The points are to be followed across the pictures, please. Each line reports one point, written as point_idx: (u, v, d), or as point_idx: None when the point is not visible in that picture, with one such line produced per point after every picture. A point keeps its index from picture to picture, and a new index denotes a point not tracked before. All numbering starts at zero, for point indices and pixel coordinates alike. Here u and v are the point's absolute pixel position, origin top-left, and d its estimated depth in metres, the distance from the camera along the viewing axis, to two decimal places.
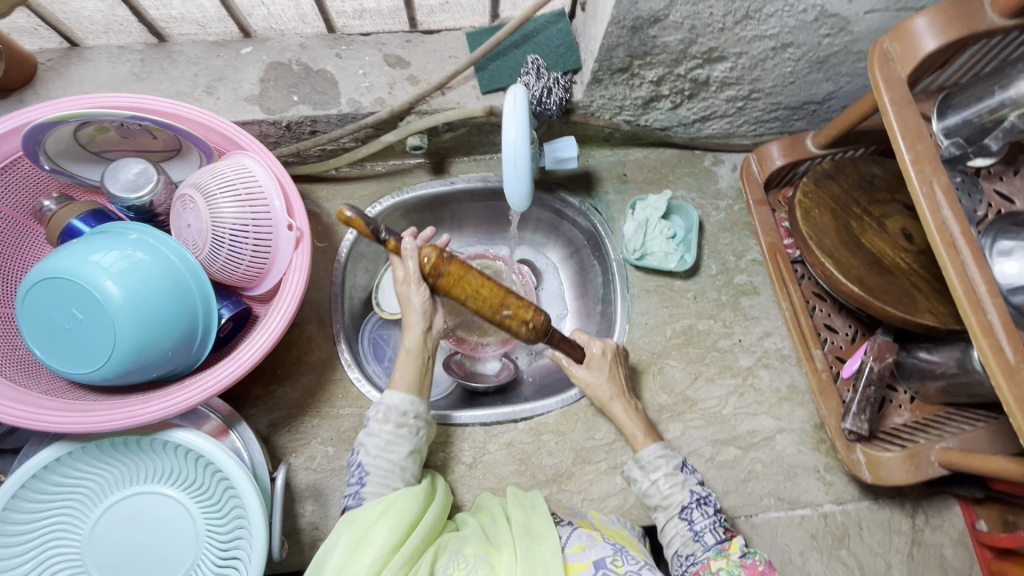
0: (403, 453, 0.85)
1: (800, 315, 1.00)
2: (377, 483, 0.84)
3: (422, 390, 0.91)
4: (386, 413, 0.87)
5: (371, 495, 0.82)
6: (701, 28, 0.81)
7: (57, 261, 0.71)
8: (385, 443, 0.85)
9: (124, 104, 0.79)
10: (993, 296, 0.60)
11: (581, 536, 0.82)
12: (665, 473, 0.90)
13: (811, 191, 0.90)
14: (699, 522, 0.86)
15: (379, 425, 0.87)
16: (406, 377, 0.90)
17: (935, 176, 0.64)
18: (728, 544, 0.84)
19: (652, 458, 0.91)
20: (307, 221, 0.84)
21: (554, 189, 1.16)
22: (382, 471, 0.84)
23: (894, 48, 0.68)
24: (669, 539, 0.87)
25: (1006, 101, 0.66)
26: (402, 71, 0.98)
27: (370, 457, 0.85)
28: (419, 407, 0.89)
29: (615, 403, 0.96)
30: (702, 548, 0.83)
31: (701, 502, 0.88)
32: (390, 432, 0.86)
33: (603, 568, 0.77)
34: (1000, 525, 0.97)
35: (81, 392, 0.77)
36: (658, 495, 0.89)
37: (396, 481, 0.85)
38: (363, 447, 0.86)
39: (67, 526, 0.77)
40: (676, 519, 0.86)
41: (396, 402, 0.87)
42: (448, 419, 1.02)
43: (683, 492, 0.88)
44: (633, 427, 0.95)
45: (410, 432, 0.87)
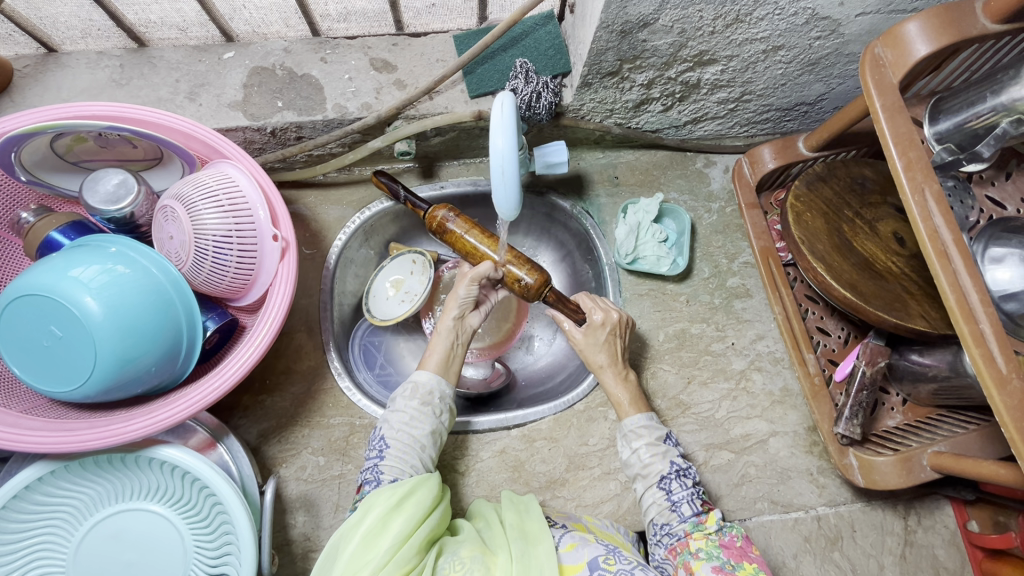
0: (423, 431, 0.86)
1: (793, 319, 0.99)
2: (392, 462, 0.83)
3: (448, 374, 0.93)
4: (412, 390, 0.89)
5: (389, 468, 0.82)
6: (691, 31, 0.80)
7: (34, 277, 0.69)
8: (409, 418, 0.87)
9: (100, 113, 0.77)
10: (985, 305, 0.60)
11: (574, 536, 0.83)
12: (648, 443, 0.90)
13: (803, 194, 0.90)
14: (677, 492, 0.86)
15: (405, 401, 0.88)
16: (437, 358, 0.93)
17: (927, 184, 0.63)
18: (705, 518, 0.84)
19: (633, 428, 0.91)
20: (293, 231, 0.82)
21: (545, 193, 1.15)
22: (402, 445, 0.84)
23: (885, 53, 0.67)
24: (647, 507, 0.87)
25: (998, 106, 0.66)
26: (388, 75, 0.96)
27: (393, 431, 0.86)
28: (444, 390, 0.91)
29: (608, 370, 0.96)
30: (679, 519, 0.84)
31: (681, 474, 0.88)
32: (416, 407, 0.87)
33: (596, 569, 0.76)
34: (992, 525, 0.98)
35: (63, 410, 0.76)
36: (638, 464, 0.89)
37: (413, 458, 0.84)
38: (387, 422, 0.87)
39: (52, 545, 0.76)
40: (655, 488, 0.87)
41: (423, 380, 0.90)
42: (467, 427, 1.02)
43: (664, 462, 0.88)
44: (620, 391, 0.95)
45: (434, 412, 0.89)
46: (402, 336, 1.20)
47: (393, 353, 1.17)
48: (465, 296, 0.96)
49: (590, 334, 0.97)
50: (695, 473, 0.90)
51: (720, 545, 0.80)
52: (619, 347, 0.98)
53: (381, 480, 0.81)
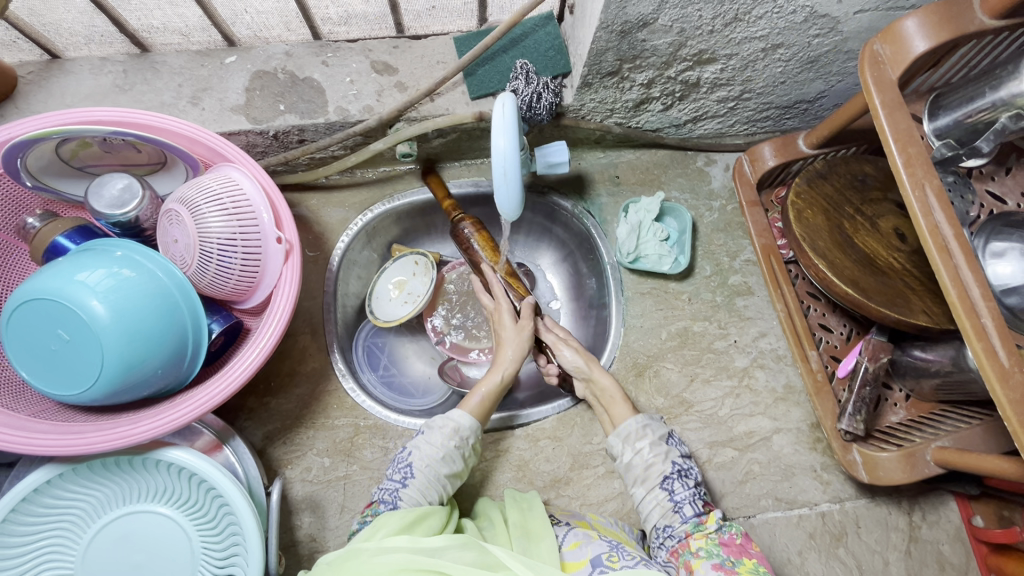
0: (451, 471, 0.85)
1: (795, 315, 0.99)
2: (414, 492, 0.82)
3: (481, 417, 0.93)
4: (452, 431, 0.87)
5: (410, 498, 0.81)
6: (690, 31, 0.80)
7: (42, 282, 0.70)
8: (441, 457, 0.85)
9: (105, 118, 0.78)
10: (986, 299, 0.60)
11: (578, 534, 0.83)
12: (648, 447, 0.89)
13: (804, 191, 0.90)
14: (679, 493, 0.85)
15: (441, 438, 0.86)
16: (478, 400, 0.93)
17: (928, 179, 0.64)
18: (705, 518, 0.83)
19: (628, 429, 0.91)
20: (297, 233, 0.83)
21: (547, 193, 1.16)
22: (427, 479, 0.83)
23: (884, 50, 0.67)
24: (647, 510, 0.87)
25: (997, 101, 0.66)
26: (389, 78, 0.97)
27: (422, 460, 0.84)
28: (477, 435, 0.90)
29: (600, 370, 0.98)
30: (680, 520, 0.84)
31: (683, 475, 0.87)
32: (450, 449, 0.86)
33: (599, 566, 0.76)
34: (997, 520, 0.98)
35: (70, 412, 0.76)
36: (639, 467, 0.88)
37: (434, 496, 0.83)
38: (417, 449, 0.85)
39: (61, 547, 0.76)
40: (656, 490, 0.86)
41: (464, 423, 0.88)
42: (512, 420, 1.03)
43: (666, 464, 0.88)
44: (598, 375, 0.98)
45: (462, 456, 0.88)
46: (406, 337, 1.21)
47: (397, 354, 1.18)
48: (521, 349, 0.99)
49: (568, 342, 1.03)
50: (694, 472, 0.90)
51: (722, 545, 0.80)
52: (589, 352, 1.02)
53: (399, 505, 0.81)
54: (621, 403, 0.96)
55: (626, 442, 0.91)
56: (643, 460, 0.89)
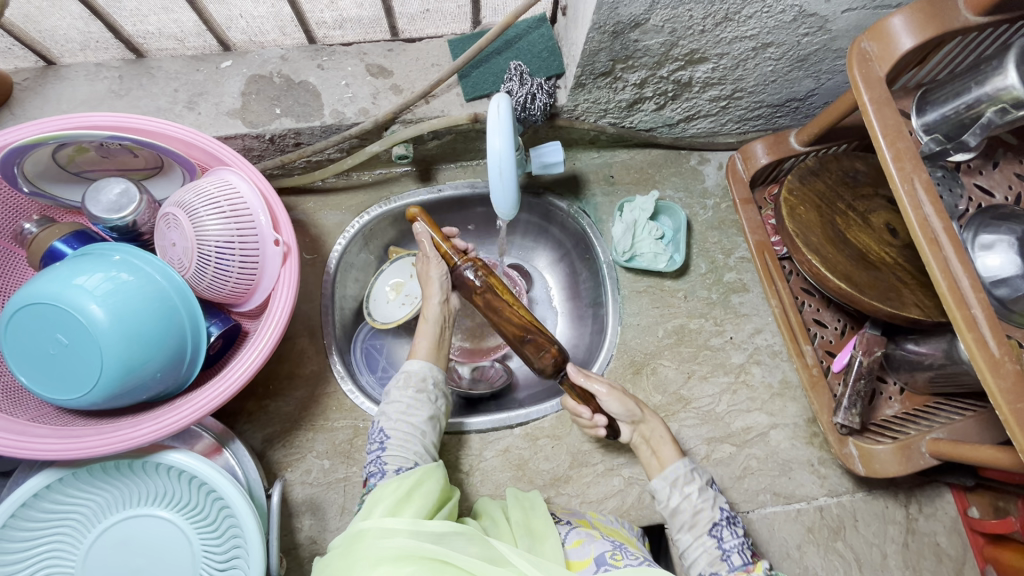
0: (422, 418, 0.87)
1: (790, 310, 1.00)
2: (394, 450, 0.83)
3: (439, 360, 0.95)
4: (405, 380, 0.90)
5: (392, 458, 0.82)
6: (681, 31, 0.81)
7: (40, 286, 0.70)
8: (406, 407, 0.87)
9: (103, 123, 0.79)
10: (975, 290, 0.61)
11: (581, 532, 0.83)
12: (690, 493, 0.87)
13: (796, 188, 0.91)
14: (728, 540, 0.83)
15: (400, 391, 0.89)
16: (426, 345, 0.95)
17: (916, 174, 0.65)
18: (753, 567, 0.81)
19: (673, 472, 0.88)
20: (294, 235, 0.83)
21: (542, 193, 1.17)
22: (401, 433, 0.85)
23: (872, 47, 0.68)
24: (694, 561, 0.83)
25: (981, 97, 0.67)
26: (384, 81, 0.98)
27: (391, 420, 0.86)
28: (436, 375, 0.93)
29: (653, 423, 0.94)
30: (728, 569, 0.81)
31: (730, 522, 0.86)
32: (411, 396, 0.88)
33: (603, 564, 0.77)
34: (992, 511, 0.99)
35: (70, 417, 0.76)
36: (687, 513, 0.85)
37: (415, 445, 0.85)
38: (384, 414, 0.87)
39: (61, 553, 0.76)
40: (705, 537, 0.83)
41: (416, 368, 0.91)
42: (461, 428, 1.02)
43: (715, 510, 0.86)
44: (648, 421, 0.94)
45: (429, 399, 0.90)
46: (404, 338, 1.21)
47: (395, 356, 1.18)
48: (438, 283, 0.97)
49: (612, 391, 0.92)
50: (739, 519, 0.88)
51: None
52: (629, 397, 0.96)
53: (385, 471, 0.81)
54: (665, 445, 0.92)
55: (671, 486, 0.87)
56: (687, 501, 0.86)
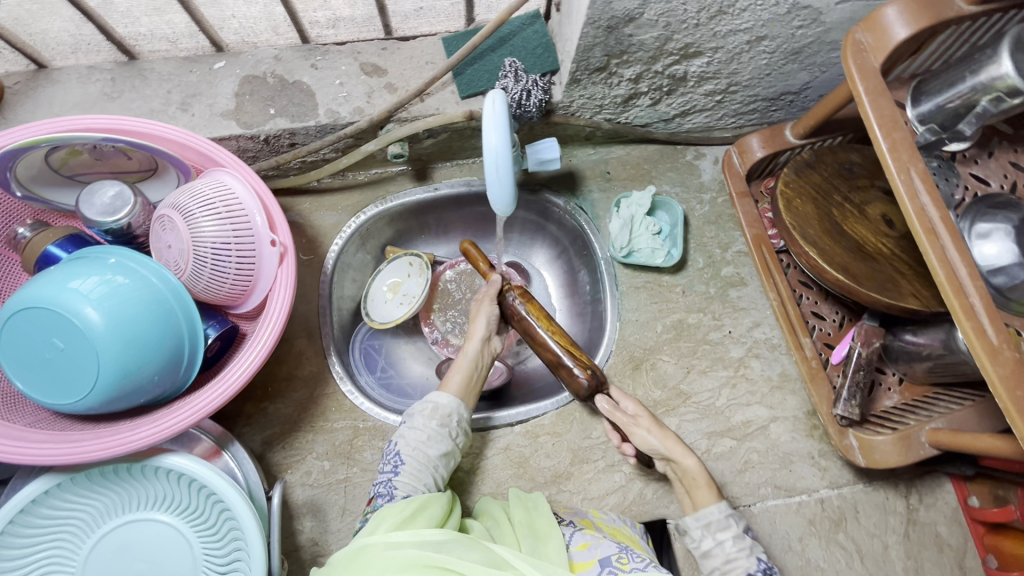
0: (439, 452, 0.86)
1: (788, 304, 1.01)
2: (406, 478, 0.82)
3: (467, 398, 0.94)
4: (432, 410, 0.89)
5: (402, 485, 0.82)
6: (676, 25, 0.81)
7: (35, 290, 0.69)
8: (426, 437, 0.86)
9: (95, 125, 0.78)
10: (973, 279, 0.61)
11: (586, 535, 0.83)
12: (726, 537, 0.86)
13: (792, 181, 0.91)
14: None
15: (424, 420, 0.88)
16: (458, 381, 0.94)
17: (912, 163, 0.65)
18: None
19: (707, 515, 0.88)
20: (291, 235, 0.82)
21: (539, 190, 1.16)
22: (417, 463, 0.84)
23: (866, 38, 0.68)
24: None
25: (977, 86, 0.67)
26: (379, 79, 0.97)
27: (410, 446, 0.85)
28: (463, 414, 0.91)
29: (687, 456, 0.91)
30: None
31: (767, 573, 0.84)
32: (433, 428, 0.87)
33: (609, 566, 0.77)
34: (992, 500, 0.98)
35: (67, 422, 0.76)
36: (720, 557, 0.85)
37: (427, 477, 0.84)
38: (403, 438, 0.87)
39: (60, 559, 0.75)
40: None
41: (444, 402, 0.90)
42: (489, 424, 1.02)
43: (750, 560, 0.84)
44: (680, 457, 0.91)
45: (449, 434, 0.88)
46: (403, 338, 1.21)
47: (394, 356, 1.18)
48: (484, 324, 0.99)
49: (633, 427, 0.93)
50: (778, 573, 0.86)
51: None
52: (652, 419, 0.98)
53: (394, 495, 0.81)
54: (703, 487, 0.90)
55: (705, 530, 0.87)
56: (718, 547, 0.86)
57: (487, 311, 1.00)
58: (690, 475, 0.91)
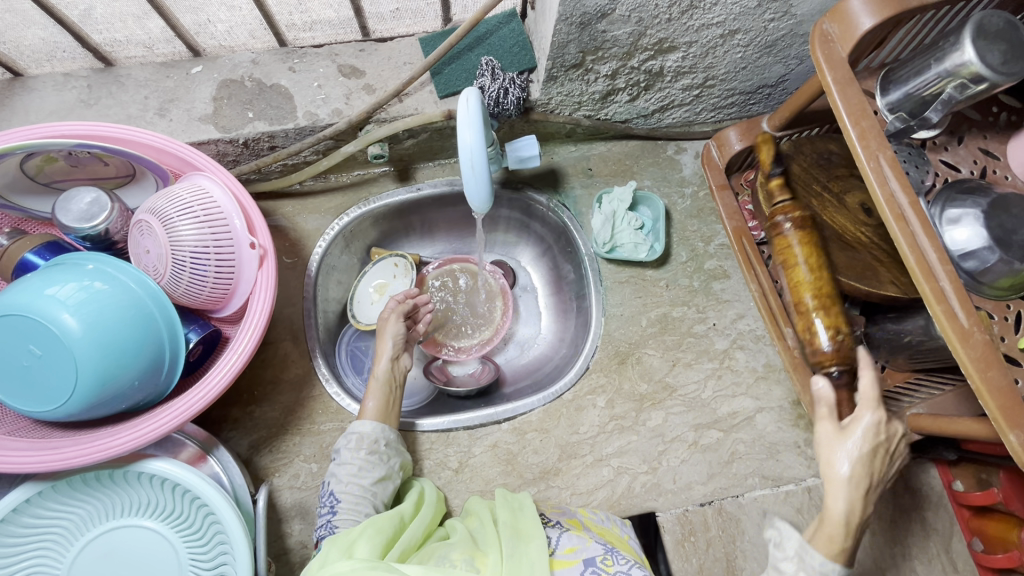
0: (374, 478, 0.84)
1: (770, 295, 1.01)
2: (346, 514, 0.81)
3: (388, 420, 0.92)
4: (358, 440, 0.87)
5: (343, 523, 0.80)
6: (648, 20, 0.82)
7: (11, 298, 0.69)
8: (357, 469, 0.84)
9: (70, 132, 0.78)
10: (943, 263, 0.62)
11: (573, 538, 0.81)
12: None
13: (772, 172, 0.92)
14: None
15: (351, 453, 0.85)
16: (375, 406, 0.91)
17: (881, 151, 0.66)
18: None
19: (814, 565, 0.72)
20: (270, 238, 0.82)
21: (522, 188, 1.17)
22: (354, 497, 0.82)
23: (833, 28, 0.69)
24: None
25: (942, 73, 0.68)
26: (357, 81, 0.98)
27: (342, 483, 0.83)
28: (389, 436, 0.89)
29: (839, 484, 0.74)
30: None
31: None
32: (363, 458, 0.85)
33: (593, 566, 0.76)
34: (976, 483, 0.99)
35: (47, 429, 0.75)
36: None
37: (366, 508, 0.82)
38: (334, 476, 0.84)
39: (44, 567, 0.75)
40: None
41: (367, 430, 0.87)
42: (413, 426, 1.02)
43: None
44: (833, 471, 0.75)
45: (382, 459, 0.87)
46: None
47: None
48: (389, 340, 0.98)
49: (847, 434, 0.77)
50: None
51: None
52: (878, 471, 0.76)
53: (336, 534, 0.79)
54: (829, 540, 0.73)
55: (797, 564, 0.74)
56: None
57: (392, 325, 1.00)
58: (826, 515, 0.74)
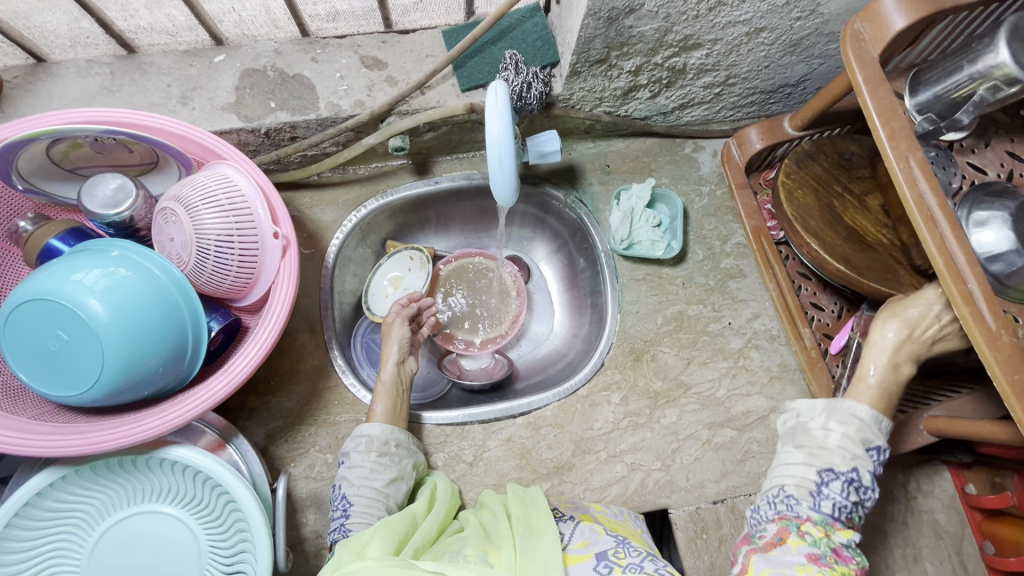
0: (386, 480, 0.84)
1: (787, 294, 1.02)
2: (359, 517, 0.80)
3: (397, 421, 0.92)
4: (367, 443, 0.87)
5: (357, 526, 0.79)
6: (676, 16, 0.81)
7: (39, 283, 0.69)
8: (369, 471, 0.84)
9: (95, 118, 0.78)
10: (971, 265, 0.62)
11: (585, 532, 0.81)
12: (847, 432, 0.72)
13: (794, 172, 0.92)
14: (833, 490, 0.70)
15: (361, 455, 0.85)
16: (384, 409, 0.91)
17: (911, 152, 0.66)
18: (839, 526, 0.70)
19: (849, 413, 0.73)
20: (293, 228, 0.82)
21: (540, 184, 1.17)
22: (366, 500, 0.81)
23: (864, 27, 0.69)
24: (780, 474, 0.75)
25: (975, 75, 0.68)
26: (379, 73, 0.97)
27: (353, 486, 0.82)
28: (399, 436, 0.89)
29: (876, 346, 0.76)
30: (812, 504, 0.71)
31: (853, 485, 0.70)
32: (374, 460, 0.85)
33: (605, 560, 0.75)
34: (989, 487, 1.00)
35: (71, 415, 0.76)
36: (816, 439, 0.74)
37: (380, 511, 0.82)
38: (345, 479, 0.84)
39: (66, 550, 0.76)
40: (811, 465, 0.72)
41: (377, 432, 0.88)
42: (418, 419, 1.02)
43: (844, 463, 0.71)
44: (876, 335, 0.77)
45: (394, 460, 0.87)
46: None
47: None
48: (394, 346, 0.99)
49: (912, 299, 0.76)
50: (870, 492, 0.72)
51: (834, 551, 0.67)
52: (930, 336, 0.75)
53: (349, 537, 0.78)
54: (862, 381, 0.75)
55: (826, 416, 0.74)
56: (824, 440, 0.73)
57: (398, 329, 1.00)
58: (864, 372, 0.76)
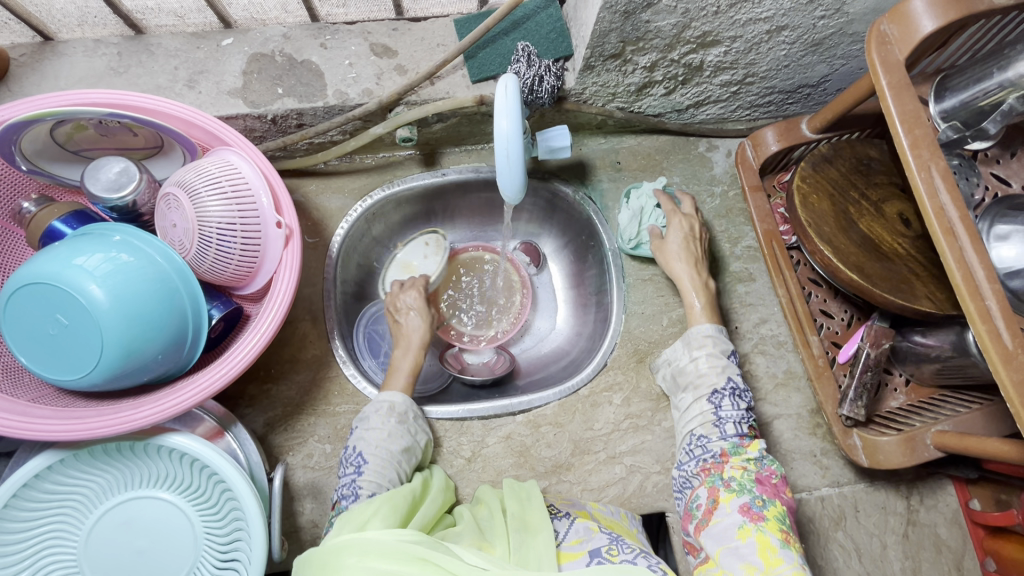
0: (399, 449, 0.83)
1: (797, 301, 0.99)
2: (371, 475, 0.79)
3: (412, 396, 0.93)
4: (388, 409, 0.87)
5: (368, 485, 0.78)
6: (694, 12, 0.79)
7: (39, 266, 0.69)
8: (387, 435, 0.84)
9: (100, 100, 0.77)
10: (990, 281, 0.60)
11: (578, 530, 0.80)
12: (707, 353, 0.89)
13: (809, 176, 0.90)
14: (726, 409, 0.84)
15: (380, 419, 0.85)
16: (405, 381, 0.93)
17: (934, 161, 0.63)
18: (747, 442, 0.82)
19: (700, 337, 0.91)
20: (296, 217, 0.81)
21: (548, 179, 1.15)
22: (381, 459, 0.81)
23: (891, 29, 0.66)
24: (690, 422, 0.87)
25: (1004, 83, 0.66)
26: (389, 61, 0.96)
27: (371, 445, 0.82)
28: (418, 410, 0.90)
29: (677, 266, 0.99)
30: (720, 435, 0.83)
31: (737, 395, 0.85)
32: (392, 425, 0.85)
33: (598, 557, 0.74)
34: (993, 504, 0.98)
35: (70, 399, 0.76)
36: (693, 373, 0.89)
37: (392, 475, 0.81)
38: (362, 438, 0.83)
39: (63, 533, 0.76)
40: (703, 401, 0.86)
41: (399, 400, 0.88)
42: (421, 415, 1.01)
43: (720, 378, 0.87)
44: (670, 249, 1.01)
45: (409, 430, 0.87)
46: None
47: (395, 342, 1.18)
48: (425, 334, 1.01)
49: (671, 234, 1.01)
50: (750, 396, 0.87)
51: (756, 482, 0.78)
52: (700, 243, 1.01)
53: (359, 494, 0.77)
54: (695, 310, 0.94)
55: (686, 349, 0.92)
56: (696, 369, 0.89)
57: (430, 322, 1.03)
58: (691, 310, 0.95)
